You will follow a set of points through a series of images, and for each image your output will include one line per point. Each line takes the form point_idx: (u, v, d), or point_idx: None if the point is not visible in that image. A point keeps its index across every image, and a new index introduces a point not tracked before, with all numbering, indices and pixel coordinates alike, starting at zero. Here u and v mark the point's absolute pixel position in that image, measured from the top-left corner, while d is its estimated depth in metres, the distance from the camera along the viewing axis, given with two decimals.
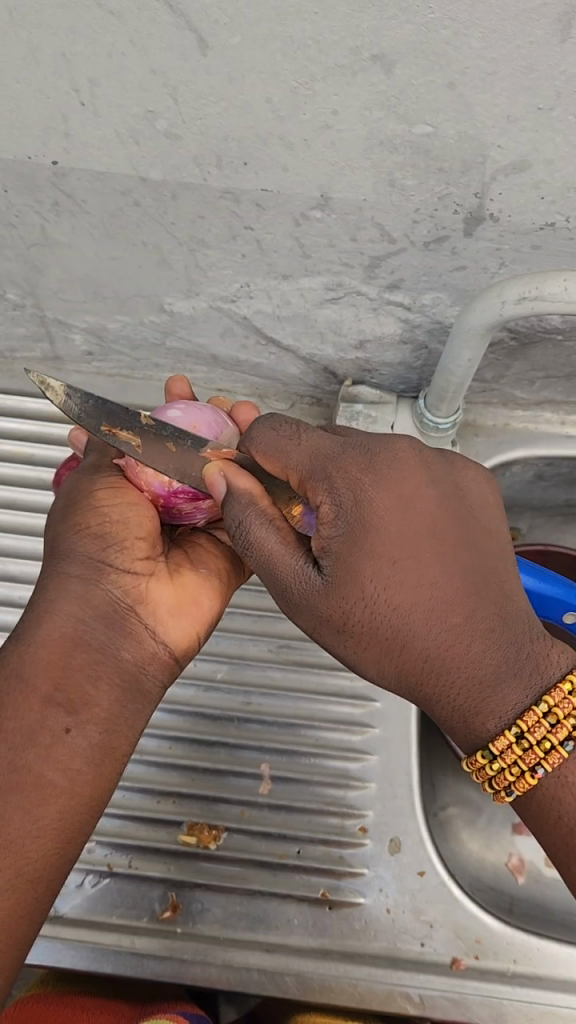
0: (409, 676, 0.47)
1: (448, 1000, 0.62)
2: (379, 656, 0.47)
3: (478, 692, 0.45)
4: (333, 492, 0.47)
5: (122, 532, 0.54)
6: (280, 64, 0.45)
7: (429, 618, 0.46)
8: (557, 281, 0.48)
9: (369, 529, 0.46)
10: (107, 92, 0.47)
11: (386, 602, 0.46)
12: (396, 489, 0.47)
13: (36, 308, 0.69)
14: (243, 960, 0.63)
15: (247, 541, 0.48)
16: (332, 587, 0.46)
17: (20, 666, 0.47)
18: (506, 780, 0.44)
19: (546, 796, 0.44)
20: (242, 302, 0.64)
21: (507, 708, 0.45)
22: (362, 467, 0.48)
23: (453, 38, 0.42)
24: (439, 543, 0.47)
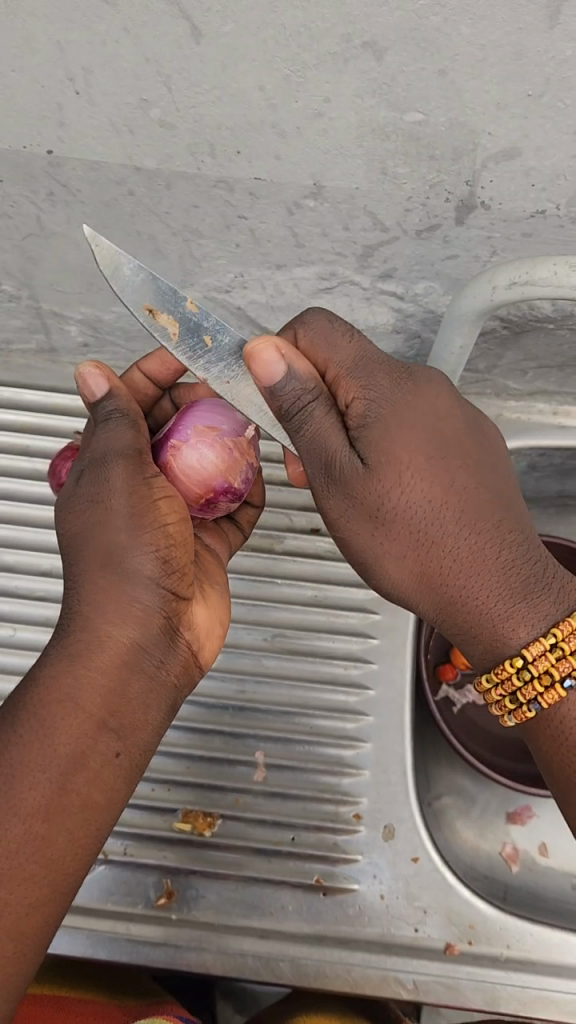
0: (435, 574, 0.49)
1: (442, 986, 0.63)
2: (407, 551, 0.49)
3: (509, 591, 0.47)
4: (375, 390, 0.49)
5: (178, 554, 0.52)
6: (272, 52, 0.45)
7: (459, 516, 0.48)
8: (547, 266, 0.49)
9: (407, 422, 0.48)
10: (101, 80, 0.48)
11: (419, 498, 0.48)
12: (432, 401, 0.49)
13: (31, 299, 0.69)
14: (238, 946, 0.63)
15: (303, 427, 0.49)
16: (371, 475, 0.48)
17: (78, 693, 0.45)
18: (533, 689, 0.46)
19: (571, 710, 0.47)
20: (236, 292, 0.65)
21: (538, 622, 0.47)
22: (400, 379, 0.49)
23: (443, 26, 0.43)
24: (467, 453, 0.49)
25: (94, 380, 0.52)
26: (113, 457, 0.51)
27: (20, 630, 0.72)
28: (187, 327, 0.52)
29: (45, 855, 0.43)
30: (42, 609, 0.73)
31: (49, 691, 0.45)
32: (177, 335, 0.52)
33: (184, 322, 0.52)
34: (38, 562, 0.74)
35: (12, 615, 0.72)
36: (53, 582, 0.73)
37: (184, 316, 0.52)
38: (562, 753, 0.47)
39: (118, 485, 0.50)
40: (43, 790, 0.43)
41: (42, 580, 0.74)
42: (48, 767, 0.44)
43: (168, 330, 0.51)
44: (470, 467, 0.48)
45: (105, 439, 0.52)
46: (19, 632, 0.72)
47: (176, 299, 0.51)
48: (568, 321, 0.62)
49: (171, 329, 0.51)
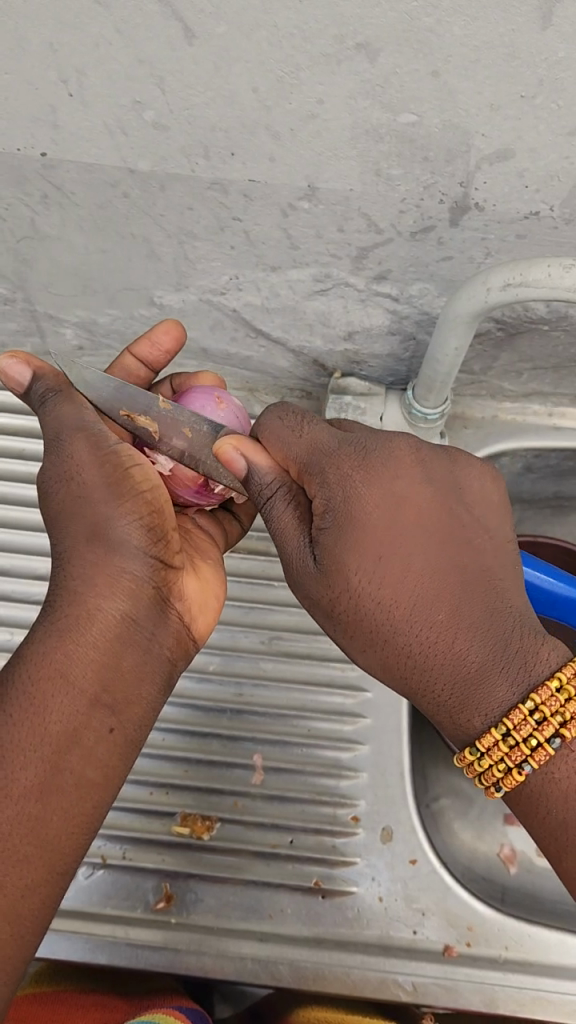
0: (396, 670, 0.50)
1: (440, 987, 0.63)
2: (367, 647, 0.51)
3: (464, 685, 0.47)
4: (324, 488, 0.50)
5: (162, 527, 0.52)
6: (265, 53, 0.45)
7: (414, 616, 0.48)
8: (541, 267, 0.49)
9: (356, 521, 0.49)
10: (94, 82, 0.48)
11: (372, 593, 0.49)
12: (393, 488, 0.50)
13: (26, 302, 0.69)
14: (237, 950, 0.63)
15: (269, 518, 0.53)
16: (325, 579, 0.50)
17: (68, 666, 0.46)
18: (495, 775, 0.45)
19: (534, 792, 0.45)
20: (231, 295, 0.65)
21: (492, 707, 0.46)
22: (357, 466, 0.50)
23: (436, 27, 0.43)
24: (428, 544, 0.49)
25: (16, 367, 0.53)
26: (76, 431, 0.51)
27: (17, 633, 0.72)
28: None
29: (40, 834, 0.43)
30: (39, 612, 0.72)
31: (37, 669, 0.46)
32: None
33: None
34: (34, 566, 0.74)
35: (9, 618, 0.72)
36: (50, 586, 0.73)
37: None
38: (532, 830, 0.46)
39: (88, 460, 0.51)
40: (36, 771, 0.43)
41: (39, 584, 0.73)
42: (39, 744, 0.44)
43: None
44: (430, 561, 0.49)
45: (52, 419, 0.52)
46: (16, 636, 0.72)
47: None
48: (563, 323, 0.62)
49: None
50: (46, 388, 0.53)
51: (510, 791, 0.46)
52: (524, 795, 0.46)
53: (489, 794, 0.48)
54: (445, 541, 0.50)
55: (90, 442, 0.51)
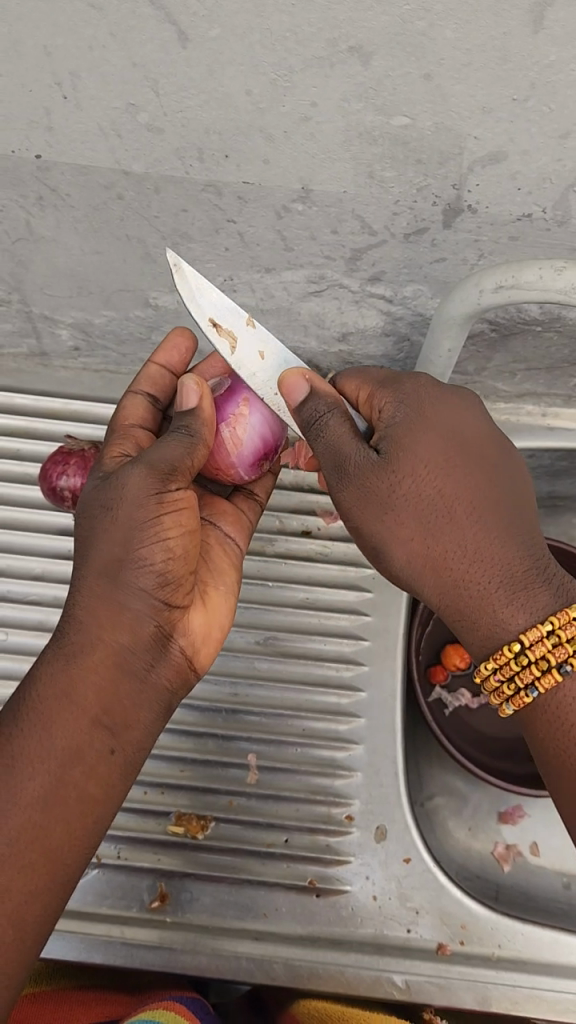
0: (436, 561, 0.49)
1: (434, 986, 0.63)
2: (413, 539, 0.50)
3: (511, 580, 0.48)
4: (400, 394, 0.52)
5: (179, 566, 0.52)
6: (258, 56, 0.46)
7: (471, 508, 0.49)
8: (534, 269, 0.49)
9: (429, 420, 0.51)
10: (89, 85, 0.48)
11: (429, 493, 0.49)
12: (452, 414, 0.51)
13: (22, 304, 0.69)
14: (232, 948, 0.63)
15: (323, 434, 0.52)
16: (386, 466, 0.50)
17: (73, 686, 0.47)
18: (531, 673, 0.46)
19: (567, 697, 0.46)
20: (226, 296, 0.65)
21: (535, 608, 0.47)
22: (425, 391, 0.52)
23: (428, 30, 0.43)
24: (481, 454, 0.51)
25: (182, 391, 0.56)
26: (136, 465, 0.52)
27: (12, 633, 0.72)
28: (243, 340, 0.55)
29: (42, 843, 0.44)
30: (34, 613, 0.73)
31: (45, 687, 0.47)
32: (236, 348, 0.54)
33: (242, 337, 0.55)
34: (30, 567, 0.74)
35: (5, 618, 0.73)
36: (46, 586, 0.74)
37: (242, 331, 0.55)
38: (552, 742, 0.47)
39: (129, 492, 0.51)
40: (41, 787, 0.44)
41: (35, 585, 0.74)
42: (46, 763, 0.45)
43: (227, 345, 0.54)
44: (483, 464, 0.50)
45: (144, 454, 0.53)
46: (11, 636, 0.72)
47: (236, 317, 0.54)
48: (556, 325, 0.62)
49: (230, 343, 0.54)
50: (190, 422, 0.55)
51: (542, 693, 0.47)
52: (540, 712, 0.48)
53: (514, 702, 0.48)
54: (500, 459, 0.51)
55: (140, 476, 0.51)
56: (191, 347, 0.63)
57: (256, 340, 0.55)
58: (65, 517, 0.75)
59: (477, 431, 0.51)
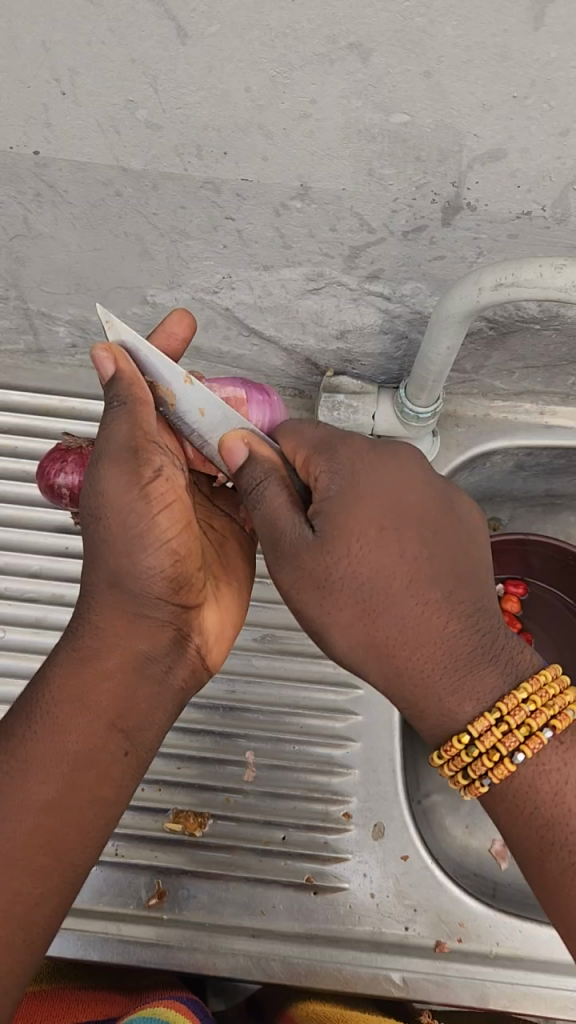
0: (378, 647, 0.47)
1: (432, 982, 0.63)
2: (353, 624, 0.48)
3: (457, 664, 0.46)
4: (334, 464, 0.49)
5: (187, 567, 0.51)
6: (258, 53, 0.45)
7: (409, 593, 0.46)
8: (533, 267, 0.49)
9: (361, 491, 0.48)
10: (87, 81, 0.48)
11: (369, 574, 0.47)
12: (387, 483, 0.48)
13: (19, 300, 0.69)
14: (229, 945, 0.63)
15: (260, 503, 0.50)
16: (322, 546, 0.47)
17: (87, 691, 0.48)
18: (483, 765, 0.45)
19: (522, 786, 0.45)
20: (225, 294, 0.65)
21: (484, 696, 0.46)
22: (359, 461, 0.49)
23: (428, 27, 0.43)
24: (424, 525, 0.48)
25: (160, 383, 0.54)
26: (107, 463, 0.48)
27: (10, 630, 0.72)
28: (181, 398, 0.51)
29: (57, 842, 0.45)
30: (31, 610, 0.73)
31: (59, 691, 0.48)
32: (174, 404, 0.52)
33: (182, 397, 0.51)
34: (28, 564, 0.74)
35: (3, 615, 0.73)
36: (43, 583, 0.74)
37: (182, 391, 0.50)
38: (513, 833, 0.46)
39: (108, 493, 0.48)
40: (55, 790, 0.45)
41: (33, 582, 0.74)
42: (63, 762, 0.46)
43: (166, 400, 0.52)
44: (422, 534, 0.47)
45: (104, 436, 0.49)
46: (9, 633, 0.72)
47: (174, 376, 0.49)
48: (554, 322, 0.62)
49: (169, 399, 0.51)
50: (120, 393, 0.48)
51: (496, 782, 0.46)
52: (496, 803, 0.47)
53: (469, 792, 0.47)
54: (441, 531, 0.48)
55: (124, 470, 0.48)
56: (192, 327, 0.57)
57: (195, 400, 0.51)
58: (63, 514, 0.75)
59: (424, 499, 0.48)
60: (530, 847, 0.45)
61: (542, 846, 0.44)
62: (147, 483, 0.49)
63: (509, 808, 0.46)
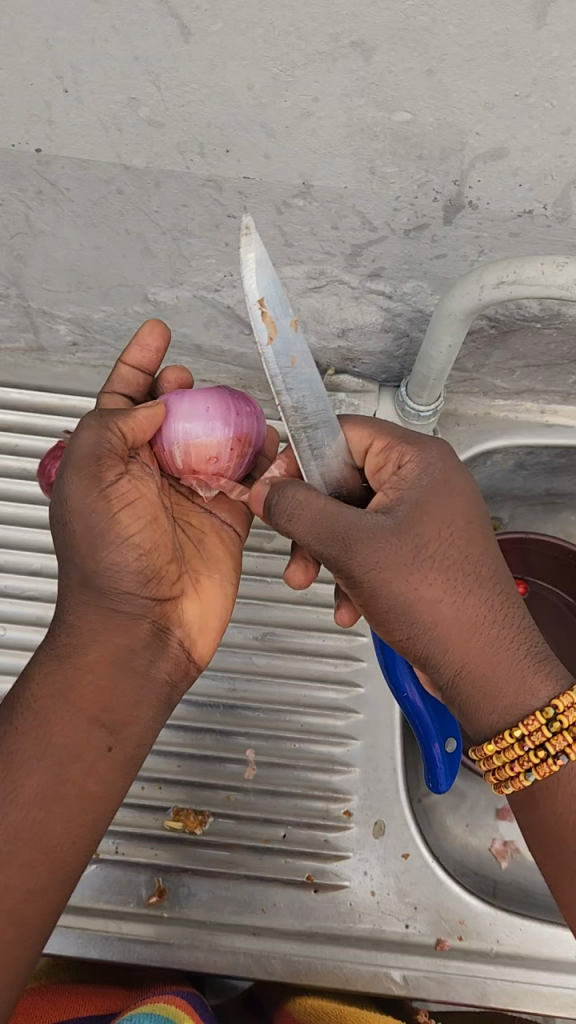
0: (460, 635, 0.49)
1: (433, 981, 0.63)
2: (435, 611, 0.49)
3: (529, 655, 0.49)
4: (424, 462, 0.52)
5: (155, 559, 0.52)
6: (260, 51, 0.45)
7: (483, 585, 0.50)
8: (534, 266, 0.49)
9: (446, 489, 0.51)
10: (90, 78, 0.48)
11: (451, 567, 0.49)
12: (464, 489, 0.52)
13: (20, 298, 0.69)
14: (230, 944, 0.63)
15: (301, 514, 0.49)
16: (406, 530, 0.49)
17: (67, 685, 0.47)
18: (529, 761, 0.47)
19: (565, 783, 0.47)
20: (226, 292, 0.65)
21: (557, 681, 0.48)
22: (415, 471, 0.52)
23: (431, 25, 0.43)
24: (488, 534, 0.52)
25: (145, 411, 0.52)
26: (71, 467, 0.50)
27: (10, 628, 0.72)
28: (282, 334, 0.46)
29: (42, 837, 0.44)
30: (30, 608, 0.73)
31: (39, 687, 0.48)
32: (274, 335, 0.46)
33: (281, 334, 0.46)
34: (28, 563, 0.74)
35: (3, 613, 0.73)
36: (43, 582, 0.74)
37: (283, 329, 0.46)
38: (550, 833, 0.47)
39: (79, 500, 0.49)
40: (39, 783, 0.45)
41: (33, 580, 0.74)
42: (44, 759, 0.45)
43: (266, 333, 0.45)
44: (483, 540, 0.51)
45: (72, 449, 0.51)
46: (9, 631, 0.72)
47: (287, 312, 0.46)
48: (555, 321, 0.62)
49: (269, 332, 0.45)
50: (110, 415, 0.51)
51: (539, 778, 0.47)
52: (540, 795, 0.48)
53: (513, 786, 0.49)
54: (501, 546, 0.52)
55: (88, 472, 0.49)
56: (165, 337, 0.60)
57: (289, 345, 0.47)
58: None
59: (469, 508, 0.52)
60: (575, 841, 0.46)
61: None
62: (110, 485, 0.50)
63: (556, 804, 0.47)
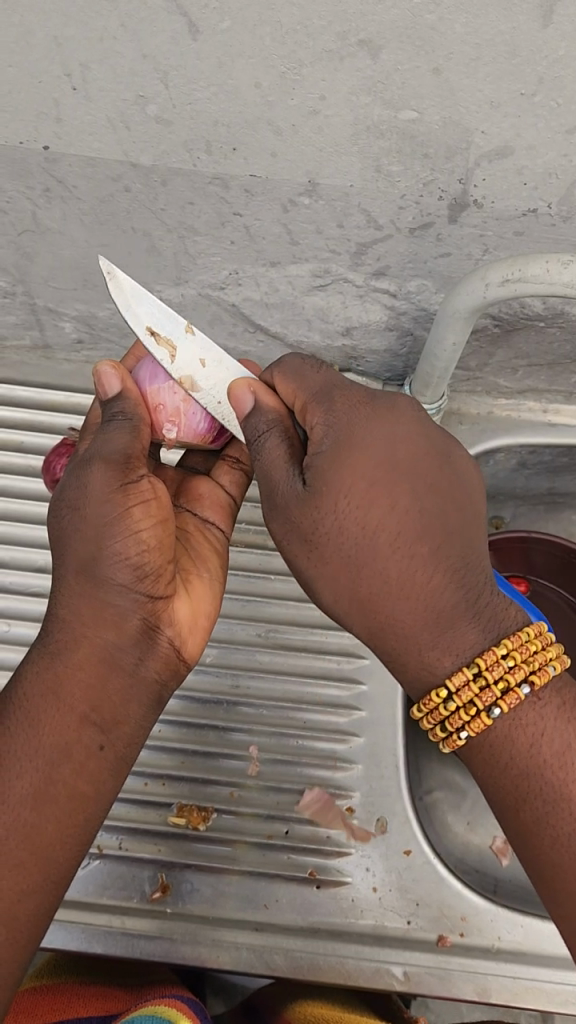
0: (365, 599, 0.47)
1: (434, 976, 0.63)
2: (337, 578, 0.48)
3: (437, 617, 0.46)
4: (329, 417, 0.48)
5: (156, 558, 0.51)
6: (268, 48, 0.46)
7: (394, 543, 0.46)
8: (539, 263, 0.49)
9: (351, 443, 0.47)
10: (99, 76, 0.48)
11: (353, 531, 0.46)
12: (385, 437, 0.48)
13: (26, 295, 0.69)
14: (233, 938, 0.63)
15: (259, 456, 0.50)
16: (308, 499, 0.47)
17: (59, 684, 0.48)
18: (460, 720, 0.46)
19: (499, 737, 0.46)
20: (231, 289, 0.65)
21: (462, 650, 0.46)
22: (360, 405, 0.49)
23: (438, 24, 0.44)
24: (417, 480, 0.47)
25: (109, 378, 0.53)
26: (96, 460, 0.50)
27: (14, 625, 0.72)
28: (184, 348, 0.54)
29: (33, 839, 0.45)
30: (34, 605, 0.73)
31: (33, 687, 0.48)
32: (176, 353, 0.54)
33: (182, 351, 0.54)
34: (32, 559, 0.75)
35: (7, 610, 0.73)
36: (48, 578, 0.74)
37: (183, 343, 0.54)
38: (489, 780, 0.47)
39: (92, 491, 0.50)
40: (30, 782, 0.46)
41: (38, 576, 0.74)
42: (35, 761, 0.46)
43: (166, 354, 0.53)
44: (409, 491, 0.47)
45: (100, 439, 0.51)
46: (14, 628, 0.72)
47: (176, 327, 0.53)
48: (558, 320, 0.63)
49: (169, 352, 0.53)
50: (126, 409, 0.52)
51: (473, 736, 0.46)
52: (510, 754, 0.46)
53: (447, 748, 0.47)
54: (437, 491, 0.47)
55: (102, 467, 0.50)
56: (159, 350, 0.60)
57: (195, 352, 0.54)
58: None
59: (428, 443, 0.48)
60: (553, 789, 0.45)
61: (569, 785, 0.44)
62: (128, 482, 0.50)
63: (524, 754, 0.45)
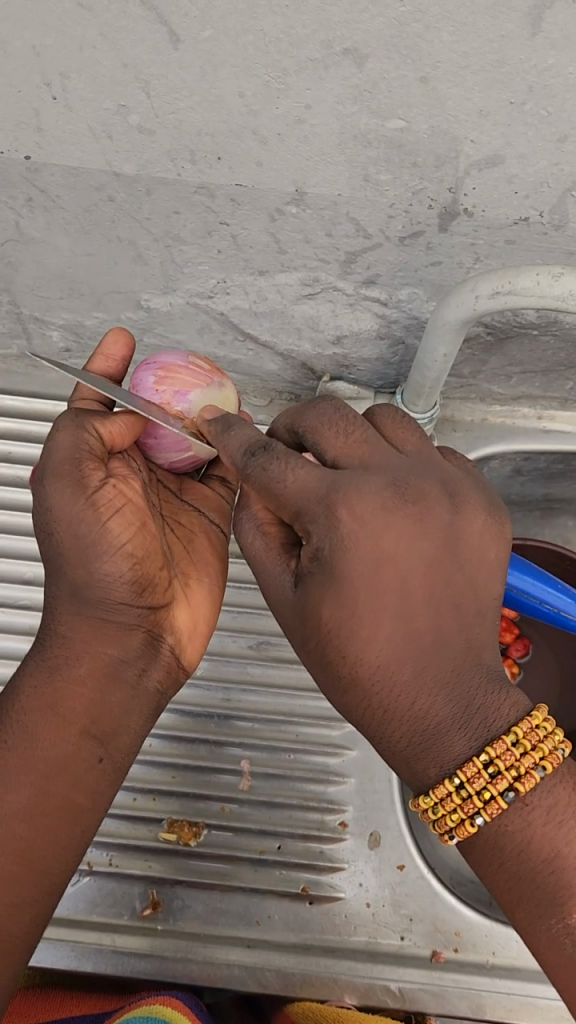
0: (354, 711, 0.46)
1: (428, 993, 0.63)
2: (327, 682, 0.47)
3: (420, 736, 0.44)
4: (314, 525, 0.44)
5: (148, 569, 0.52)
6: (252, 57, 0.45)
7: (379, 663, 0.44)
8: (530, 276, 0.48)
9: (336, 572, 0.44)
10: (79, 86, 0.47)
11: (336, 649, 0.45)
12: (375, 545, 0.44)
13: (12, 304, 0.68)
14: (224, 956, 0.63)
15: (245, 535, 0.50)
16: (298, 610, 0.46)
17: (59, 697, 0.47)
18: (448, 824, 0.43)
19: (489, 838, 0.43)
20: (219, 298, 0.64)
21: (447, 757, 0.43)
22: (352, 509, 0.44)
23: (425, 33, 0.43)
24: (405, 592, 0.44)
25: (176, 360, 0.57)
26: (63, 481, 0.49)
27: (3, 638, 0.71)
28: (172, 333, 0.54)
29: (31, 850, 0.44)
30: (23, 617, 0.72)
31: (29, 697, 0.47)
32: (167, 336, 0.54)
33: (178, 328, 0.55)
34: (21, 571, 0.74)
35: None
36: (37, 590, 0.73)
37: None
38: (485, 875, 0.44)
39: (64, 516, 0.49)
40: (29, 796, 0.45)
41: (26, 589, 0.73)
42: (31, 773, 0.45)
43: None
44: (392, 609, 0.44)
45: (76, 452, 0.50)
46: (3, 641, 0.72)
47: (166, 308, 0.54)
48: (552, 328, 0.62)
49: None
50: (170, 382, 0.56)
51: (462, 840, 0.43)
52: (500, 844, 0.42)
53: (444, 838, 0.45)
54: (426, 598, 0.44)
55: (73, 485, 0.49)
56: (130, 347, 0.58)
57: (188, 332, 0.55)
58: None
59: (423, 540, 0.44)
60: (542, 889, 0.41)
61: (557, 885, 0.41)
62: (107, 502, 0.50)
63: (515, 854, 0.42)
